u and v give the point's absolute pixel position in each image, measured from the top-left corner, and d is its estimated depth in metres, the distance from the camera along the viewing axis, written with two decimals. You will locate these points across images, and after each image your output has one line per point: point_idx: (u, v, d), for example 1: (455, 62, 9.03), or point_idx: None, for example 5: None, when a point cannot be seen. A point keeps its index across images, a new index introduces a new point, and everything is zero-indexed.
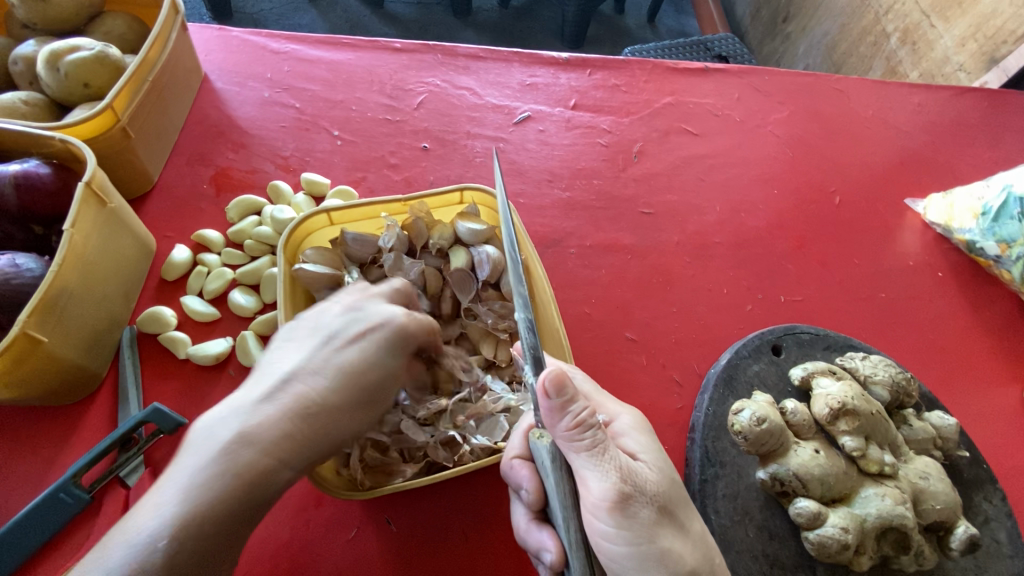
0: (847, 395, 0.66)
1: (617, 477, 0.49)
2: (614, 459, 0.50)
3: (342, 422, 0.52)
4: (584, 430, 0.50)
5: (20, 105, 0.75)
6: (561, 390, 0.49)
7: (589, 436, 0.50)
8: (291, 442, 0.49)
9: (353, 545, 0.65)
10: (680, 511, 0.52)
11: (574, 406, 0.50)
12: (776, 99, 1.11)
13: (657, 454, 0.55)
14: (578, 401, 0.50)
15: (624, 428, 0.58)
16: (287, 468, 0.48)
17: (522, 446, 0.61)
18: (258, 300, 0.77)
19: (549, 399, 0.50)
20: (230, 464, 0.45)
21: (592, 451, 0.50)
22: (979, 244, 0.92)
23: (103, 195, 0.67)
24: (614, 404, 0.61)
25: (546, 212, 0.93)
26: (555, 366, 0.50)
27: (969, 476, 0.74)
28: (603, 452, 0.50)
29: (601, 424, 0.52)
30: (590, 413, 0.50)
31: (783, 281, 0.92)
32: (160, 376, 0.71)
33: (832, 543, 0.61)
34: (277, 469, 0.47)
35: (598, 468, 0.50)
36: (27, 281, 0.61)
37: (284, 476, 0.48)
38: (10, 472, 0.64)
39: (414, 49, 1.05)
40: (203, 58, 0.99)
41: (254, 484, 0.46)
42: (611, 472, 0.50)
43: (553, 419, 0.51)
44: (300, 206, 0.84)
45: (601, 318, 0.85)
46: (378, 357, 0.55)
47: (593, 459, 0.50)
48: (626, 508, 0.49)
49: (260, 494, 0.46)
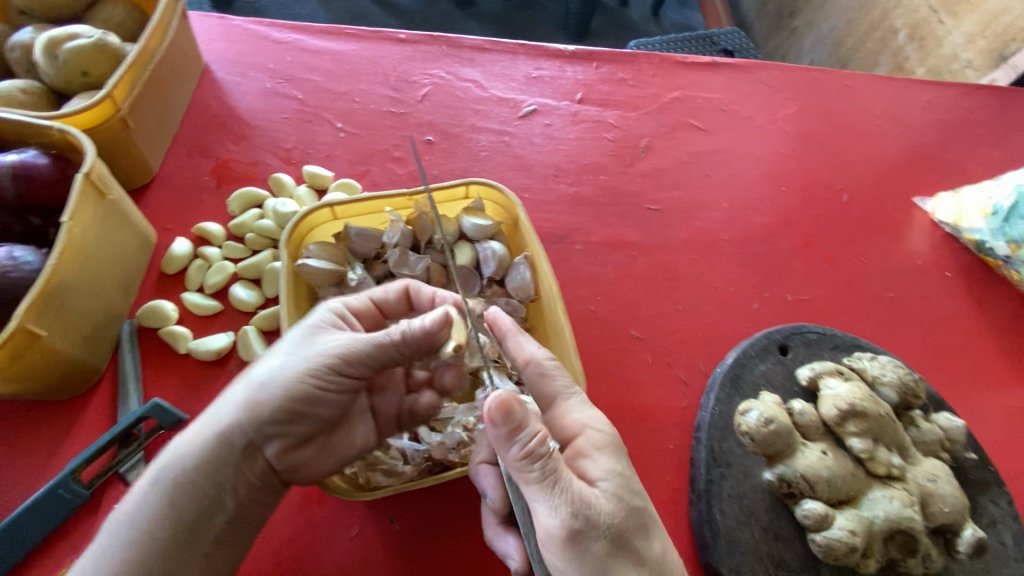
0: (856, 396, 0.66)
1: (568, 512, 0.45)
2: (566, 492, 0.46)
3: (258, 374, 0.53)
4: (531, 461, 0.46)
5: (17, 94, 0.73)
6: (507, 417, 0.46)
7: (537, 468, 0.46)
8: (217, 413, 0.52)
9: (355, 543, 0.64)
10: (635, 536, 0.48)
11: (521, 434, 0.47)
12: (785, 94, 1.09)
13: (619, 479, 0.49)
14: (525, 429, 0.47)
15: (588, 448, 0.52)
16: (203, 430, 0.51)
17: (488, 451, 0.59)
18: (260, 295, 0.76)
19: (495, 427, 0.47)
20: (159, 464, 0.49)
21: (541, 483, 0.46)
22: (988, 244, 0.91)
23: (102, 186, 0.66)
24: (593, 414, 0.55)
25: (551, 208, 0.92)
26: (499, 393, 0.47)
27: (976, 478, 0.73)
28: (553, 484, 0.46)
29: (556, 451, 0.48)
30: (540, 441, 0.47)
31: (790, 280, 0.91)
32: (161, 371, 0.70)
33: (839, 546, 0.61)
34: (196, 437, 0.50)
35: (548, 502, 0.46)
36: (25, 274, 0.59)
37: (204, 445, 0.50)
38: (8, 467, 0.63)
39: (418, 40, 1.03)
40: (205, 47, 0.97)
41: (177, 470, 0.49)
42: (561, 506, 0.46)
43: (502, 450, 0.47)
44: (302, 199, 0.83)
45: (607, 315, 0.84)
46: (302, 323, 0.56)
47: (543, 492, 0.46)
48: (576, 542, 0.45)
49: (180, 461, 0.49)
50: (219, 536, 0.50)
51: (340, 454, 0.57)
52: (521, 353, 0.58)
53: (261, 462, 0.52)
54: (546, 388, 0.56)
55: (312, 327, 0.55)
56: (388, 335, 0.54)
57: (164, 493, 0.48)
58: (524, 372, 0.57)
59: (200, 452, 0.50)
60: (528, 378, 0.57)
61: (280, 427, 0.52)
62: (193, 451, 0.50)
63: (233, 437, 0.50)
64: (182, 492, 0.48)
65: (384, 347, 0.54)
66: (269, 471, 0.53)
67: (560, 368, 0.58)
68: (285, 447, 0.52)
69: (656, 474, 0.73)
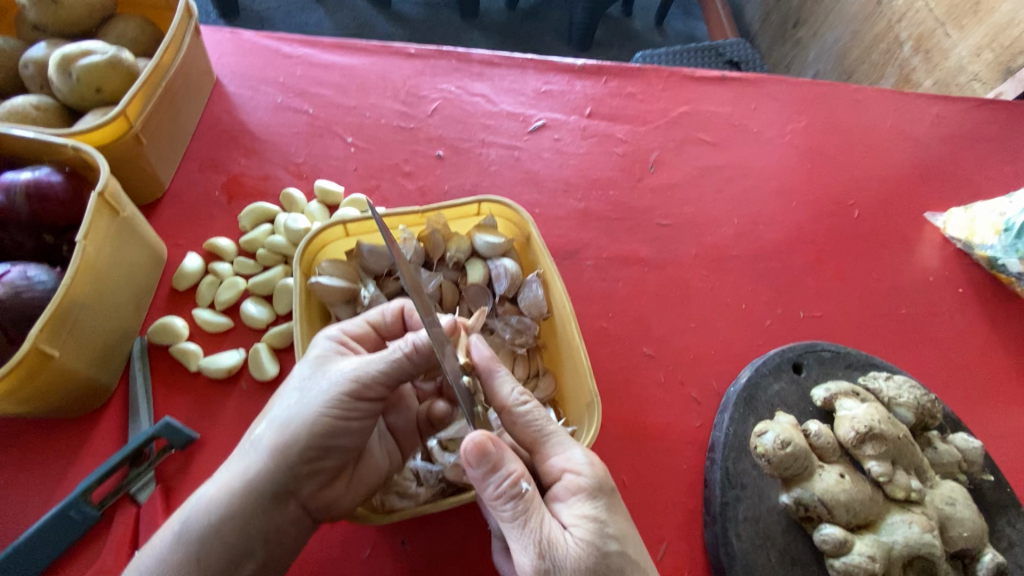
0: (874, 418, 0.65)
1: (535, 554, 0.45)
2: (535, 534, 0.46)
3: (275, 414, 0.52)
4: (503, 500, 0.46)
5: (31, 110, 0.73)
6: (479, 460, 0.46)
7: (510, 507, 0.46)
8: (238, 459, 0.51)
9: (366, 566, 0.63)
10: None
11: (493, 476, 0.46)
12: (794, 109, 1.09)
13: (593, 524, 0.47)
14: (498, 471, 0.46)
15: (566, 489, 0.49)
16: (227, 477, 0.50)
17: None
18: (271, 311, 0.76)
19: (469, 467, 0.47)
20: (182, 518, 0.48)
21: (513, 521, 0.47)
22: (1001, 261, 0.90)
23: (116, 205, 0.66)
24: (575, 452, 0.51)
25: (562, 223, 0.92)
26: (472, 432, 0.46)
27: (993, 500, 0.72)
28: (524, 524, 0.46)
29: (533, 489, 0.47)
30: (513, 482, 0.46)
31: (803, 297, 0.91)
32: (172, 389, 0.70)
33: (858, 572, 0.60)
34: (218, 488, 0.49)
35: (519, 540, 0.46)
36: (38, 294, 0.59)
37: (228, 494, 0.49)
38: (18, 488, 0.63)
39: (428, 55, 1.03)
40: (216, 61, 0.98)
41: (203, 523, 0.48)
42: (530, 547, 0.45)
43: (479, 487, 0.47)
44: (313, 215, 0.83)
45: (619, 332, 0.83)
46: (308, 357, 0.56)
47: (515, 530, 0.47)
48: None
49: (204, 515, 0.48)
50: None
51: (368, 482, 0.58)
52: (496, 396, 0.54)
53: (291, 504, 0.52)
54: (526, 434, 0.53)
55: (321, 359, 0.55)
56: (400, 351, 0.54)
57: (191, 548, 0.47)
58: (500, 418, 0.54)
59: (227, 502, 0.49)
60: (506, 422, 0.53)
61: (308, 466, 0.52)
62: (218, 503, 0.48)
63: (255, 483, 0.50)
64: (211, 545, 0.47)
65: (398, 367, 0.54)
66: (300, 511, 0.53)
67: (535, 408, 0.53)
68: (315, 485, 0.53)
69: (668, 495, 0.72)
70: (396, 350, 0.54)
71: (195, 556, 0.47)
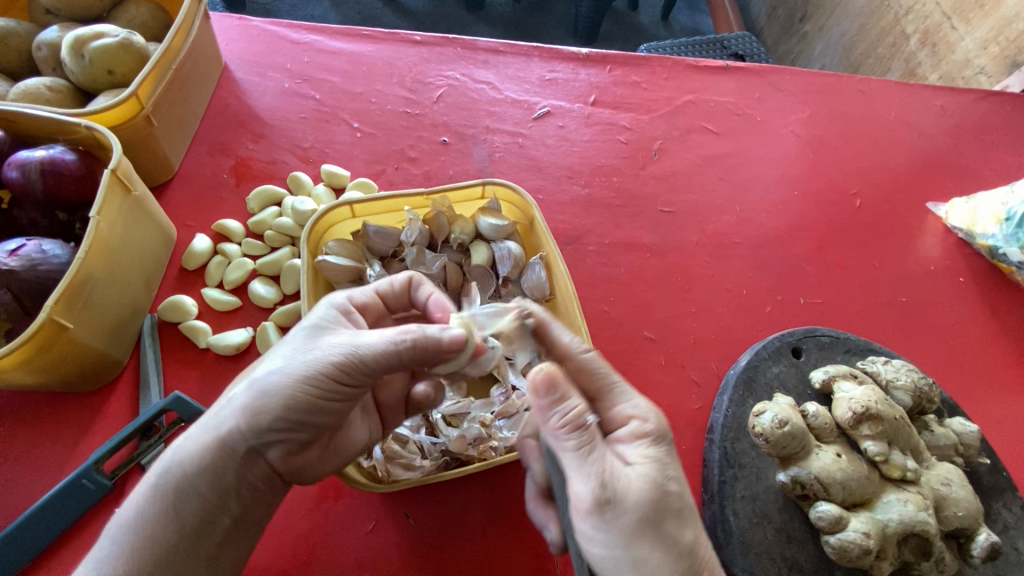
0: (871, 399, 0.66)
1: (599, 481, 0.45)
2: (601, 463, 0.46)
3: (255, 377, 0.50)
4: (570, 430, 0.47)
5: (45, 91, 0.75)
6: (550, 388, 0.47)
7: (575, 437, 0.46)
8: (216, 417, 0.49)
9: (370, 537, 0.65)
10: (666, 520, 0.45)
11: (563, 405, 0.47)
12: (798, 98, 1.10)
13: (656, 463, 0.47)
14: (568, 400, 0.48)
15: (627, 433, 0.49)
16: (202, 434, 0.48)
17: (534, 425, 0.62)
18: (278, 291, 0.77)
19: (539, 397, 0.48)
20: (162, 467, 0.48)
21: (579, 451, 0.46)
22: (1002, 250, 0.91)
23: (128, 182, 0.67)
24: (640, 400, 0.52)
25: (565, 210, 0.92)
26: (544, 365, 0.48)
27: (989, 483, 0.73)
28: (590, 452, 0.46)
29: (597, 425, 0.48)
30: (578, 414, 0.47)
31: (804, 284, 0.91)
32: (182, 365, 0.71)
33: (853, 548, 0.60)
34: (193, 444, 0.48)
35: (583, 470, 0.46)
36: (54, 267, 0.61)
37: (201, 451, 0.48)
38: (32, 458, 0.64)
39: (434, 42, 1.04)
40: (224, 47, 0.99)
41: (178, 476, 0.47)
42: (594, 476, 0.45)
43: (543, 417, 0.48)
44: (320, 198, 0.84)
45: (620, 316, 0.84)
46: (309, 321, 0.54)
47: (579, 460, 0.46)
48: (604, 513, 0.45)
49: (179, 468, 0.47)
50: (225, 538, 0.50)
51: (343, 455, 0.57)
52: (556, 345, 0.55)
53: (264, 466, 0.50)
54: (591, 382, 0.53)
55: (318, 327, 0.53)
56: (389, 343, 0.50)
57: (167, 500, 0.47)
58: (564, 366, 0.54)
59: (200, 459, 0.48)
60: (569, 372, 0.54)
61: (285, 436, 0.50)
62: (193, 460, 0.48)
63: (231, 443, 0.48)
64: (184, 501, 0.47)
65: (384, 356, 0.50)
66: (270, 473, 0.51)
67: (596, 356, 0.54)
68: (286, 450, 0.51)
69: None
70: (387, 339, 0.50)
71: (165, 508, 0.47)
